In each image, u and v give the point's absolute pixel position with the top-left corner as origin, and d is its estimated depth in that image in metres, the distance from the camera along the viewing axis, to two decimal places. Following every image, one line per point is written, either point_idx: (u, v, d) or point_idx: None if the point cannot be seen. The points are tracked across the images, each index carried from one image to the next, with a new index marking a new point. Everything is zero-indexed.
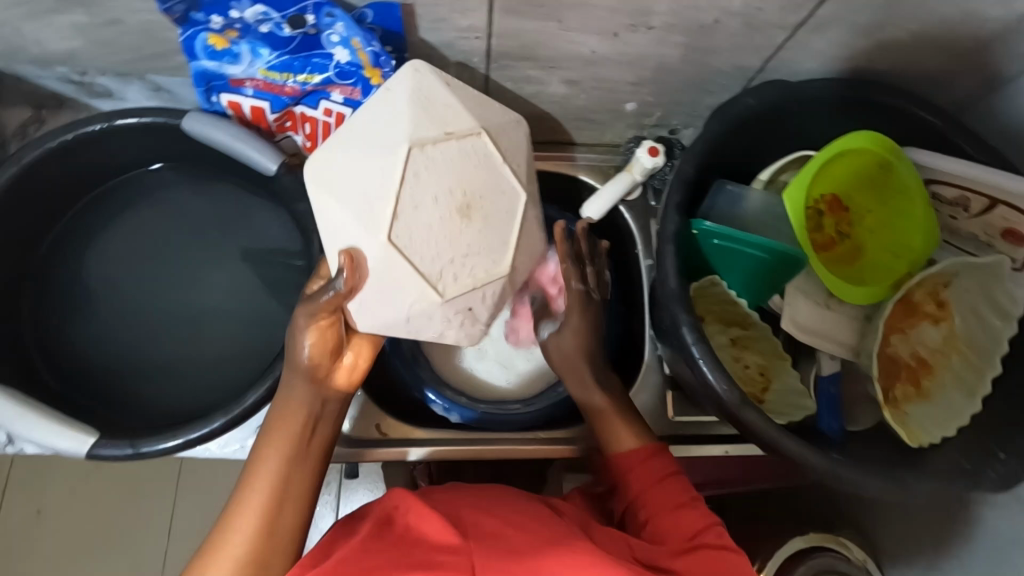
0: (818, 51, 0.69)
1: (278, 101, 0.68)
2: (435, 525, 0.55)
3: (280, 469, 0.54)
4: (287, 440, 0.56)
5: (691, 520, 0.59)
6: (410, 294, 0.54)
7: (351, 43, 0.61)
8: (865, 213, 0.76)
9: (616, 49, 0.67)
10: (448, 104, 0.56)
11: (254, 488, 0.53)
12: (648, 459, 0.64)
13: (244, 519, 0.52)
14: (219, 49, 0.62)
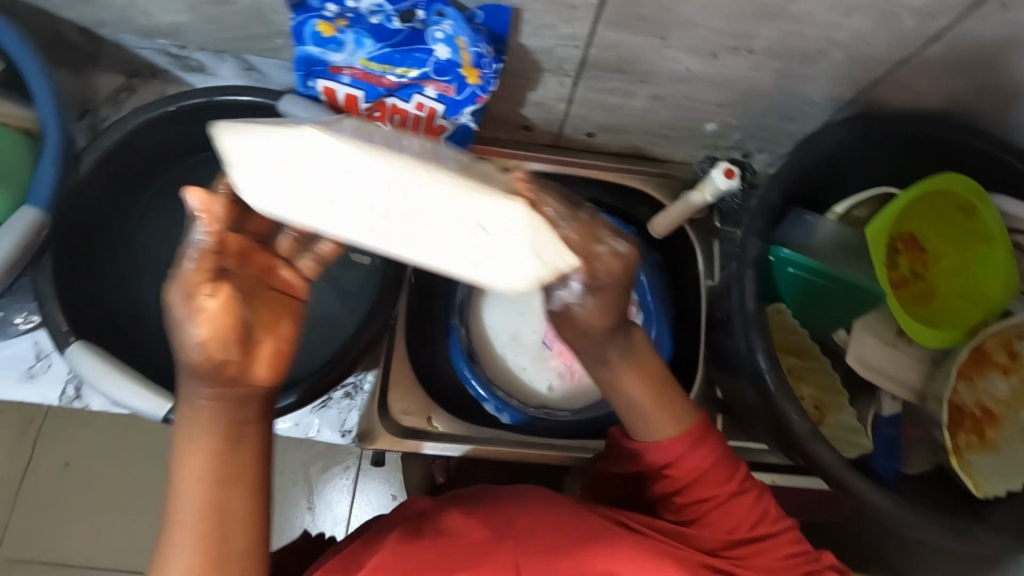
0: (914, 88, 0.68)
1: (373, 91, 0.69)
2: (466, 526, 0.55)
3: (218, 459, 0.44)
4: (222, 418, 0.45)
5: (739, 507, 0.59)
6: (393, 182, 0.39)
7: (455, 42, 0.62)
8: (944, 255, 0.75)
9: (712, 70, 0.67)
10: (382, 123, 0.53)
11: (188, 490, 0.44)
12: (692, 440, 0.59)
13: (185, 521, 0.43)
14: (326, 36, 0.63)
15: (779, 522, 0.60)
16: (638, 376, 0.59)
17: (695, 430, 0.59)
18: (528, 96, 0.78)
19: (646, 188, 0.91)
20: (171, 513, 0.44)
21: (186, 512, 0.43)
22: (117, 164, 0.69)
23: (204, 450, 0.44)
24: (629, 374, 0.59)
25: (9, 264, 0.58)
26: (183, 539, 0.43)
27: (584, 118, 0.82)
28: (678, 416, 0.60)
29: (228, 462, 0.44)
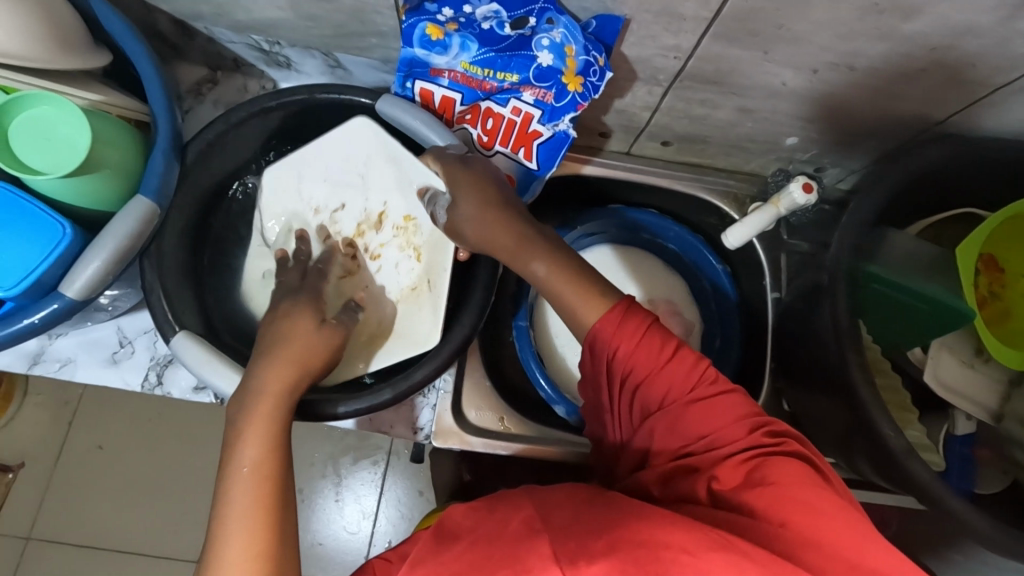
0: (1009, 111, 0.69)
1: (470, 95, 0.70)
2: (514, 524, 0.51)
3: (270, 478, 0.51)
4: (274, 425, 0.54)
5: (680, 370, 0.55)
6: (383, 167, 0.74)
7: (564, 49, 0.62)
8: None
9: (807, 84, 0.68)
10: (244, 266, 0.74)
11: (239, 494, 0.50)
12: (618, 318, 0.57)
13: (231, 521, 0.49)
14: (434, 39, 0.64)
15: (727, 379, 0.57)
16: (569, 275, 0.60)
17: (615, 310, 0.57)
18: (613, 103, 0.79)
19: (714, 198, 0.92)
20: (216, 528, 0.49)
21: (237, 515, 0.49)
22: (218, 157, 0.70)
23: (253, 453, 0.52)
24: (548, 277, 0.61)
25: (122, 253, 0.59)
26: (233, 536, 0.48)
27: (665, 126, 0.83)
28: (599, 301, 0.58)
29: (274, 458, 0.52)
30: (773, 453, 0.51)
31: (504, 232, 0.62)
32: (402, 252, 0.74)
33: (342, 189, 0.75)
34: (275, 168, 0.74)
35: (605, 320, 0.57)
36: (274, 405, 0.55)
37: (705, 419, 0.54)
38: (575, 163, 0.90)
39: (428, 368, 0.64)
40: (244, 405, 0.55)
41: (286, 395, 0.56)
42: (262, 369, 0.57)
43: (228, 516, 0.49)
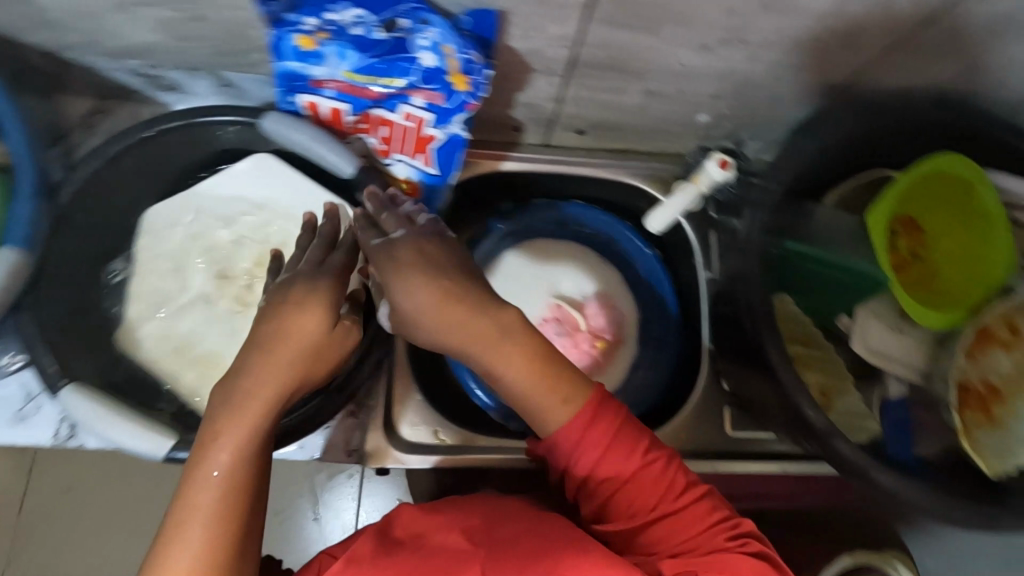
0: (910, 69, 0.67)
1: (358, 104, 0.67)
2: (451, 538, 0.52)
3: (224, 520, 0.45)
4: (247, 449, 0.47)
5: (651, 475, 0.54)
6: (280, 195, 0.72)
7: (442, 49, 0.60)
8: (948, 238, 0.75)
9: (705, 62, 0.66)
10: (148, 313, 0.70)
11: (195, 517, 0.45)
12: (587, 419, 0.54)
13: (177, 559, 0.44)
14: (306, 50, 0.61)
15: (694, 481, 0.57)
16: (528, 367, 0.54)
17: (586, 409, 0.54)
18: (517, 97, 0.76)
19: (639, 181, 0.90)
20: (158, 556, 0.44)
21: (179, 553, 0.44)
22: (98, 196, 0.66)
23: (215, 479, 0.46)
24: (505, 365, 0.54)
25: None
26: (179, 565, 0.44)
27: (576, 115, 0.81)
28: (571, 396, 0.55)
29: (234, 494, 0.46)
30: (733, 551, 0.52)
31: (462, 310, 0.54)
32: None
33: (240, 226, 0.72)
34: (152, 211, 0.71)
35: (568, 420, 0.54)
36: (265, 421, 0.49)
37: (667, 519, 0.54)
38: (489, 161, 0.87)
39: None
40: (226, 407, 0.48)
41: (266, 416, 0.49)
42: (249, 373, 0.49)
43: (169, 550, 0.44)
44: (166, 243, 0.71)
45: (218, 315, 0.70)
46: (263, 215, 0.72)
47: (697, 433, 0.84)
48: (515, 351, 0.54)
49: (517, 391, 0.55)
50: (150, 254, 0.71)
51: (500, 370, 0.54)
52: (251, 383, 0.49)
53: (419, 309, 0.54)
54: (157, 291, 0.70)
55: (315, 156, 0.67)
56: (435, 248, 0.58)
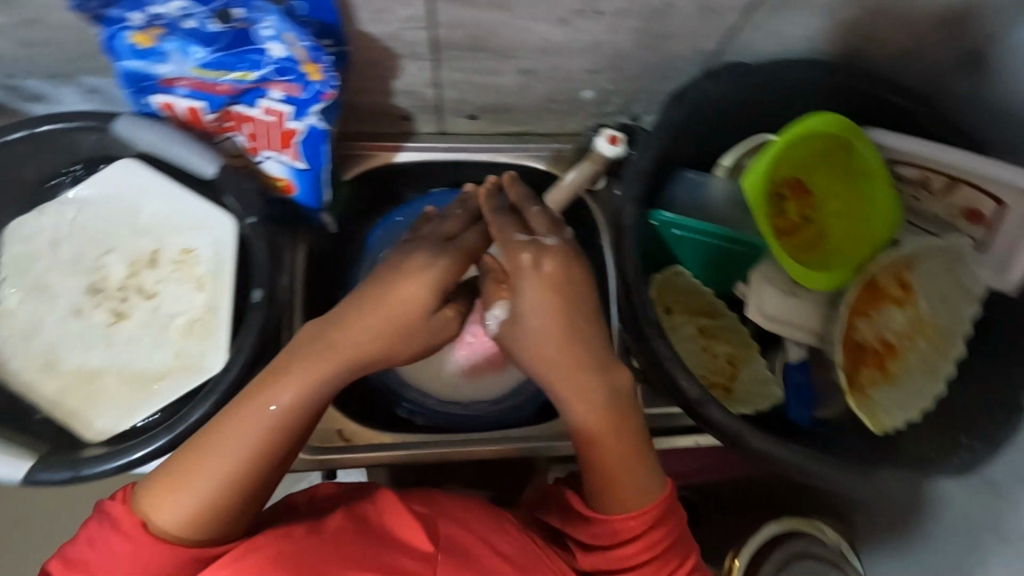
0: (778, 31, 0.66)
1: (215, 101, 0.64)
2: (413, 531, 0.52)
3: (243, 467, 0.47)
4: (299, 407, 0.49)
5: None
6: (147, 203, 0.70)
7: (284, 38, 0.57)
8: (831, 196, 0.75)
9: (569, 36, 0.65)
10: (12, 330, 0.67)
11: (234, 440, 0.48)
12: (650, 518, 0.54)
13: (197, 471, 0.47)
14: (144, 48, 0.58)
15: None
16: (617, 439, 0.53)
17: (650, 513, 0.54)
18: (393, 85, 0.74)
19: (540, 163, 0.89)
20: (186, 454, 0.48)
21: (202, 473, 0.47)
22: None
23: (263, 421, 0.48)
24: (581, 406, 0.52)
25: None
26: (202, 474, 0.47)
27: (461, 101, 0.79)
28: (636, 466, 0.54)
29: (267, 443, 0.48)
30: None
31: (578, 320, 0.52)
32: (181, 284, 0.69)
33: (108, 235, 0.70)
34: (15, 225, 0.69)
35: (634, 511, 0.54)
36: (326, 389, 0.50)
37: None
38: (387, 153, 0.86)
39: (203, 408, 0.60)
40: (304, 346, 0.51)
41: (329, 381, 0.50)
42: (340, 324, 0.51)
43: (201, 458, 0.47)
44: (28, 256, 0.69)
45: (86, 330, 0.68)
46: (131, 222, 0.70)
47: None
48: (579, 391, 0.52)
49: (591, 433, 0.52)
50: (11, 268, 0.68)
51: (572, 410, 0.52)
52: (331, 335, 0.51)
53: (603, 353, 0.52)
54: (21, 307, 0.68)
55: (172, 156, 0.65)
56: (580, 277, 0.53)
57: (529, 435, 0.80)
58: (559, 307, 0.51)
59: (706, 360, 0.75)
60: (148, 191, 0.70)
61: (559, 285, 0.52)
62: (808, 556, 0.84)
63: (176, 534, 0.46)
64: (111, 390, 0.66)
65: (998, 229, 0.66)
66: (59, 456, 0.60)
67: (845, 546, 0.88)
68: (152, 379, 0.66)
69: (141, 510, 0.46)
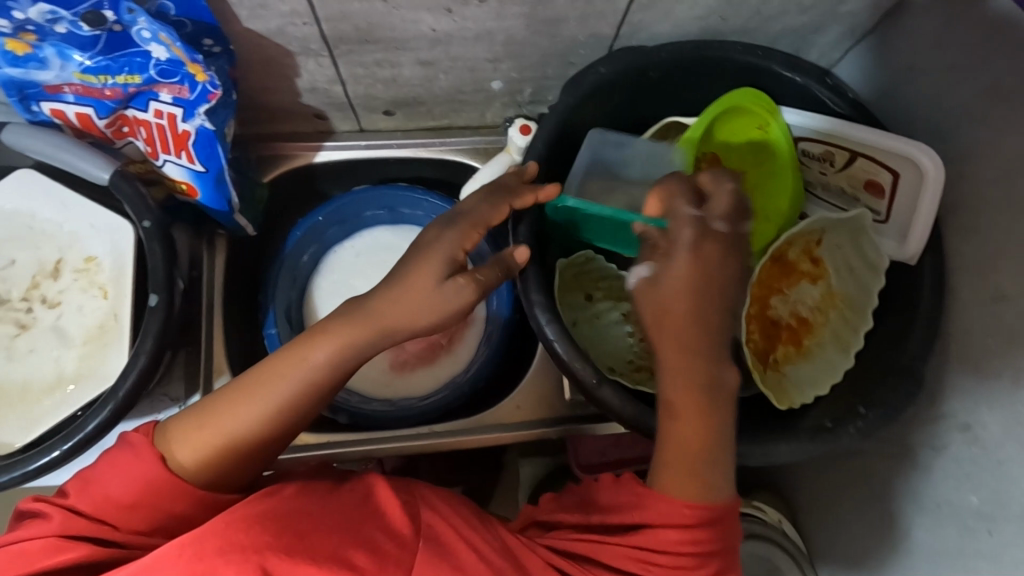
0: (669, 11, 0.67)
1: (103, 106, 0.63)
2: (395, 512, 0.54)
3: (275, 416, 0.51)
4: (320, 375, 0.51)
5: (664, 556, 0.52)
6: (46, 212, 0.69)
7: (160, 38, 0.57)
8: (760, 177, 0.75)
9: (457, 25, 0.65)
10: None
11: (271, 386, 0.50)
12: (712, 515, 0.52)
13: (232, 412, 0.50)
14: (20, 54, 0.57)
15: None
16: (696, 423, 0.51)
17: (706, 510, 0.52)
18: (295, 83, 0.73)
19: (461, 156, 0.87)
20: (225, 393, 0.51)
21: (224, 420, 0.50)
22: None
23: (290, 382, 0.51)
24: (673, 381, 0.51)
25: None
26: (234, 413, 0.50)
27: (368, 96, 0.78)
28: (704, 454, 0.52)
29: (295, 402, 0.51)
30: None
31: (709, 300, 0.50)
32: (85, 292, 0.68)
33: (7, 246, 0.68)
34: None
35: (687, 499, 0.52)
36: (350, 361, 0.52)
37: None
38: (305, 153, 0.85)
39: (100, 416, 0.59)
40: (357, 306, 0.52)
41: (371, 347, 0.52)
42: (393, 289, 0.51)
43: (230, 403, 0.50)
44: None
45: None
46: (31, 232, 0.69)
47: (533, 404, 0.81)
48: (685, 381, 0.50)
49: (675, 411, 0.51)
50: None
51: (665, 383, 0.51)
52: (375, 307, 0.51)
53: (715, 353, 0.51)
54: None
55: (63, 164, 0.65)
56: (731, 274, 0.50)
57: (458, 426, 0.79)
58: (692, 305, 0.50)
59: (633, 345, 0.77)
60: (48, 200, 0.69)
61: (707, 272, 0.50)
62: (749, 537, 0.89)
63: (186, 470, 0.50)
64: (12, 403, 0.65)
65: (895, 198, 0.66)
66: None
67: (786, 525, 0.90)
68: (54, 390, 0.66)
69: (166, 440, 0.50)
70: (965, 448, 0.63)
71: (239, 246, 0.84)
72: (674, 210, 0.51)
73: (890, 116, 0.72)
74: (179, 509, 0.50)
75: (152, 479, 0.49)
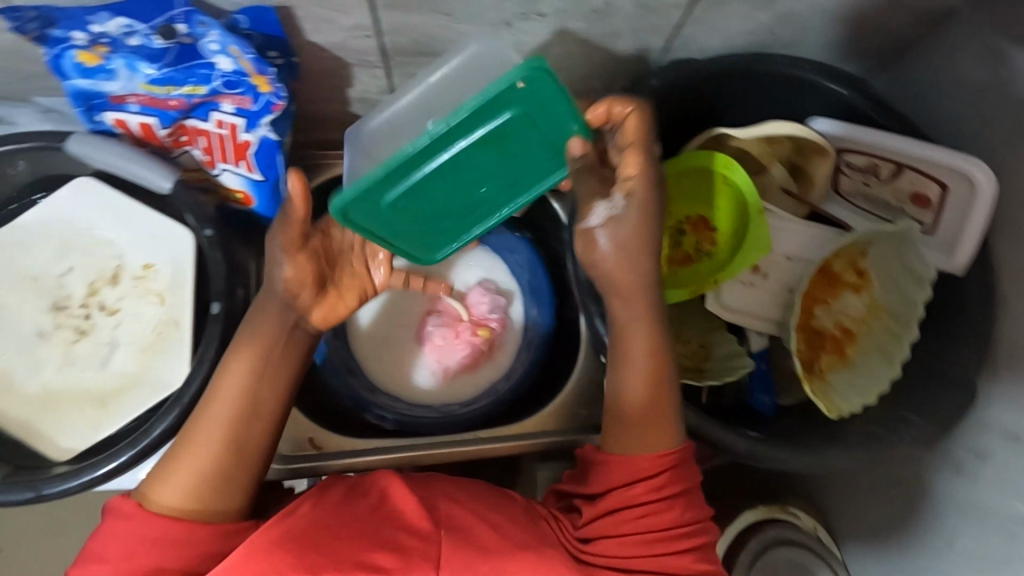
0: (721, 26, 0.68)
1: (166, 116, 0.64)
2: (411, 506, 0.56)
3: (234, 431, 0.54)
4: (251, 381, 0.55)
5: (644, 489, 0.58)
6: (104, 219, 0.70)
7: (229, 51, 0.58)
8: (730, 233, 0.76)
9: (515, 39, 0.66)
10: None
11: (219, 406, 0.55)
12: (666, 461, 0.58)
13: (198, 443, 0.54)
14: (90, 66, 0.58)
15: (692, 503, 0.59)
16: (650, 371, 0.60)
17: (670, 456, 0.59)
18: (347, 94, 0.74)
19: None
20: (187, 433, 0.55)
21: (190, 452, 0.53)
22: None
23: (229, 400, 0.55)
24: (635, 326, 0.61)
25: None
26: (199, 444, 0.54)
27: None
28: (655, 409, 0.59)
29: (247, 411, 0.55)
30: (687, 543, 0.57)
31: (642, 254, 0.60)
32: (143, 299, 0.69)
33: (67, 254, 0.69)
34: None
35: (653, 449, 0.58)
36: (277, 364, 0.57)
37: (641, 542, 0.56)
38: None
39: (166, 421, 0.60)
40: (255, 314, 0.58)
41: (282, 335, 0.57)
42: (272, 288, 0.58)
43: (193, 440, 0.54)
44: None
45: (48, 349, 0.68)
46: (91, 241, 0.70)
47: (579, 412, 0.81)
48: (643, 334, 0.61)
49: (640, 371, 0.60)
50: None
51: (626, 330, 0.61)
52: (266, 308, 0.58)
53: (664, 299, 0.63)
54: None
55: (127, 174, 0.66)
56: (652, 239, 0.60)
57: (503, 434, 0.79)
58: (641, 238, 0.59)
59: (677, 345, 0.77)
60: (107, 207, 0.70)
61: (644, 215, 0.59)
62: (786, 543, 0.86)
63: (176, 509, 0.52)
64: (75, 408, 0.66)
65: (943, 210, 0.68)
66: (22, 476, 0.60)
67: (822, 532, 0.90)
68: (115, 395, 0.66)
69: (143, 492, 0.53)
70: (1011, 456, 0.64)
71: None
72: (632, 138, 0.58)
73: (933, 127, 0.73)
74: (217, 548, 0.51)
75: (153, 534, 0.50)
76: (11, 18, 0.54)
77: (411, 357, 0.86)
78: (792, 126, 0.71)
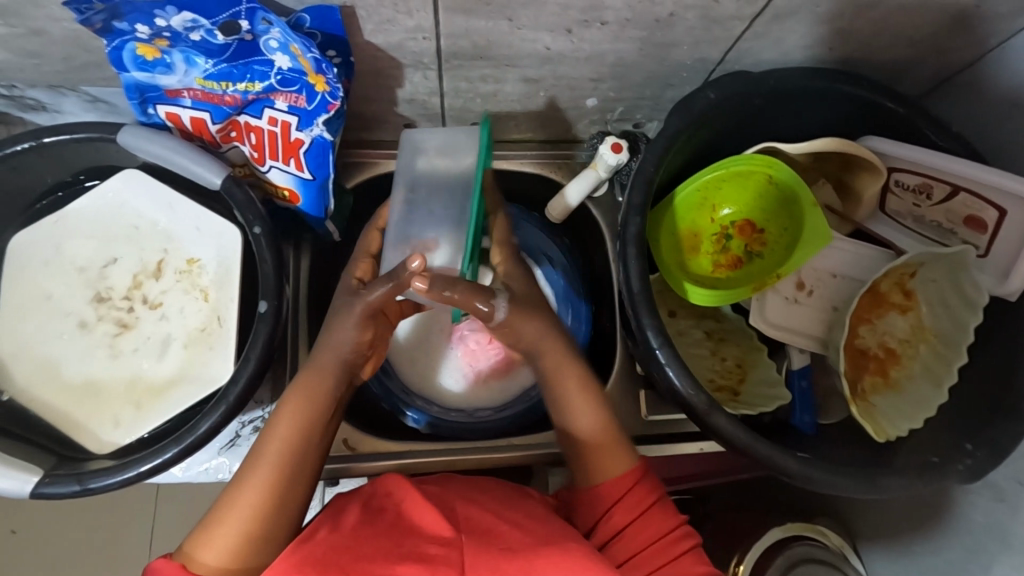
0: (780, 40, 0.67)
1: (219, 112, 0.64)
2: (430, 517, 0.54)
3: (278, 483, 0.55)
4: (298, 438, 0.57)
5: (621, 514, 0.59)
6: (151, 212, 0.70)
7: (289, 49, 0.57)
8: (780, 234, 0.76)
9: (572, 45, 0.65)
10: (11, 342, 0.66)
11: (265, 462, 0.55)
12: (630, 481, 0.60)
13: (242, 501, 0.53)
14: (149, 59, 0.58)
15: (677, 518, 0.59)
16: (593, 411, 0.63)
17: (633, 479, 0.60)
18: (396, 94, 0.73)
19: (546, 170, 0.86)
20: (230, 494, 0.54)
21: (236, 510, 0.53)
22: None
23: (274, 455, 0.56)
24: (565, 373, 0.64)
25: None
26: (243, 503, 0.53)
27: (463, 108, 0.77)
28: (618, 461, 0.61)
29: (293, 462, 0.56)
30: (684, 554, 0.57)
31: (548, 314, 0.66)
32: (187, 294, 0.69)
33: (114, 244, 0.69)
34: (20, 235, 0.68)
35: (616, 474, 0.60)
36: (321, 423, 0.59)
37: (642, 560, 0.57)
38: (388, 161, 0.85)
39: (213, 418, 0.59)
40: (305, 369, 0.60)
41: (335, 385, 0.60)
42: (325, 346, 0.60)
43: (237, 499, 0.53)
44: (32, 267, 0.68)
45: (93, 340, 0.68)
46: (137, 232, 0.70)
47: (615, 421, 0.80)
48: (578, 383, 0.64)
49: (582, 422, 0.63)
50: (13, 279, 0.67)
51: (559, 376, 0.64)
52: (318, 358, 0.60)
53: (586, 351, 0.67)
54: (25, 319, 0.67)
55: (178, 168, 0.65)
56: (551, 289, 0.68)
57: (537, 441, 0.79)
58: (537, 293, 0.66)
59: (714, 363, 0.78)
60: (156, 199, 0.70)
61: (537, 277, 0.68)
62: (813, 562, 0.81)
63: (220, 569, 0.51)
64: (117, 401, 0.66)
65: (998, 234, 0.67)
66: (64, 470, 0.60)
67: (849, 551, 0.85)
68: (159, 389, 0.66)
69: (185, 554, 0.51)
70: None
71: (324, 252, 0.84)
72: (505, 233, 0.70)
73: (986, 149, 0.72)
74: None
75: None
76: (76, 10, 0.53)
77: (446, 361, 0.85)
78: (846, 144, 0.69)
